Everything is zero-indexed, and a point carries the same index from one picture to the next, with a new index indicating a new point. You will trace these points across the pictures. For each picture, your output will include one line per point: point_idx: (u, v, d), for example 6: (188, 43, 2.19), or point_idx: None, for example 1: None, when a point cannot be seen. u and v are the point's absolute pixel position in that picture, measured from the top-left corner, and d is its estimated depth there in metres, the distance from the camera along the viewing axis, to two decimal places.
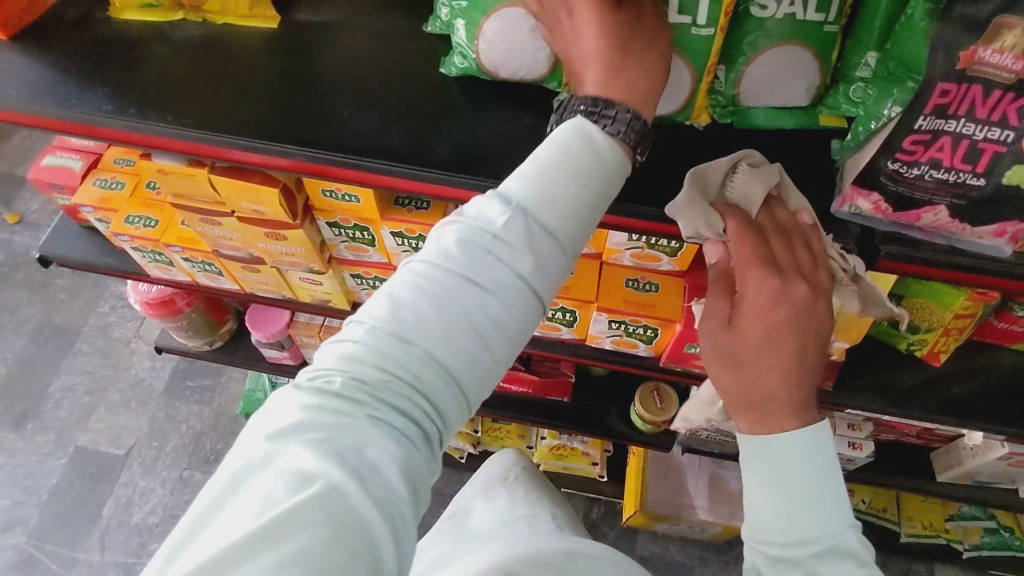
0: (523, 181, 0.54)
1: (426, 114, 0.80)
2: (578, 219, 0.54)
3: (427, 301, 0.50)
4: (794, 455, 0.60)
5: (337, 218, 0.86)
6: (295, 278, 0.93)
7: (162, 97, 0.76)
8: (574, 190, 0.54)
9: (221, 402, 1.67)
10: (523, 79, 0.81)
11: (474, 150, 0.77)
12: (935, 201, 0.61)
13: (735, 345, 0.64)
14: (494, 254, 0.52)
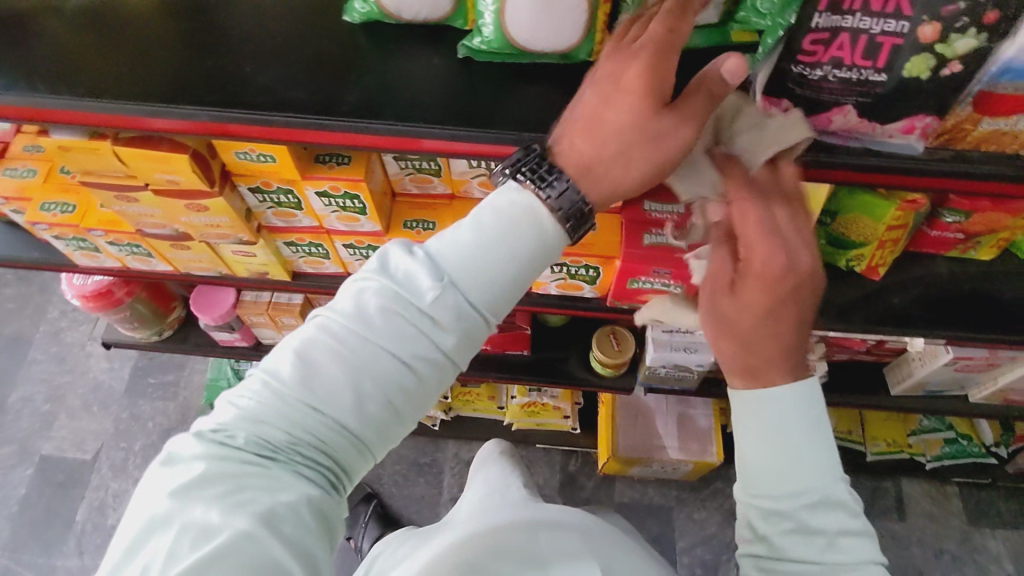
0: (444, 249, 0.55)
1: (333, 62, 0.68)
2: (480, 268, 0.54)
3: (325, 357, 0.53)
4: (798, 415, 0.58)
5: (258, 181, 0.79)
6: (228, 251, 0.92)
7: (52, 68, 0.69)
8: (500, 255, 0.55)
9: (185, 395, 1.82)
10: (428, 21, 0.70)
11: (386, 96, 0.66)
12: (843, 100, 0.60)
13: (734, 311, 0.60)
14: (394, 310, 0.53)
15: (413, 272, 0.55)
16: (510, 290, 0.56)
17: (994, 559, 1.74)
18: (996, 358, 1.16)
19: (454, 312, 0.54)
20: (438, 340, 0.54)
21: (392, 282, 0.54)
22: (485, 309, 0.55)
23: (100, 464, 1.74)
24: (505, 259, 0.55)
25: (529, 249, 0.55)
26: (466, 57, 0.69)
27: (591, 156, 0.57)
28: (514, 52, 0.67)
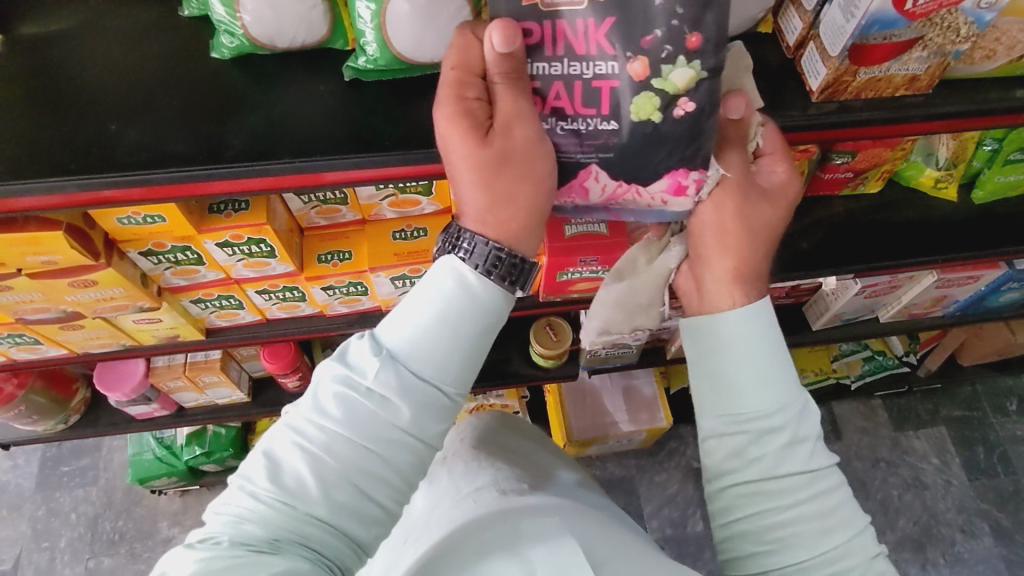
0: (390, 328, 0.57)
1: (209, 106, 0.63)
2: (426, 344, 0.56)
3: (292, 451, 0.53)
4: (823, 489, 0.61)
5: (149, 244, 0.72)
6: (128, 322, 0.84)
7: None
8: (442, 328, 0.56)
9: (108, 477, 1.68)
10: (306, 46, 0.65)
11: (275, 133, 0.62)
12: (585, 163, 0.61)
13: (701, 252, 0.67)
14: (355, 395, 0.54)
15: (358, 355, 0.56)
16: (461, 357, 0.57)
17: (923, 456, 1.90)
18: (897, 279, 1.26)
19: (409, 390, 0.55)
20: (404, 415, 0.55)
21: (343, 368, 0.56)
22: (441, 380, 0.56)
23: (23, 571, 1.57)
24: (446, 330, 0.56)
25: (468, 317, 0.56)
26: (353, 79, 0.66)
27: (490, 199, 0.58)
28: (404, 67, 0.64)
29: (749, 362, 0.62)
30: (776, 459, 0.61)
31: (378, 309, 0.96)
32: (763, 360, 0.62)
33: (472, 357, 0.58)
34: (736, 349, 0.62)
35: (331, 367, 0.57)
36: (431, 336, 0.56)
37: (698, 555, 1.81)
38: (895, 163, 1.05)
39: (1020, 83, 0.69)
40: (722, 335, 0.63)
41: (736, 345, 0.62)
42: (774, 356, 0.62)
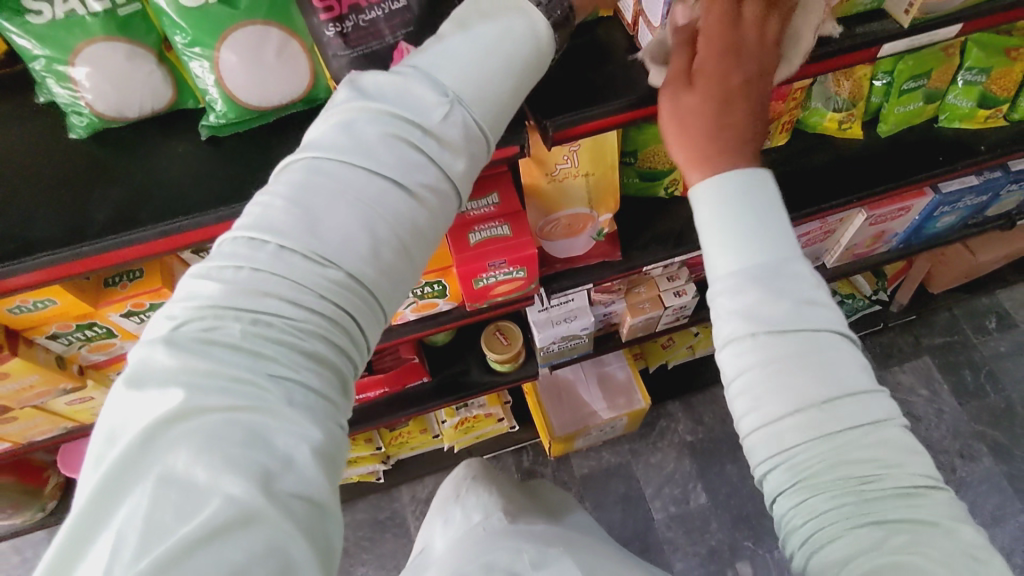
0: (440, 75, 0.52)
1: (73, 187, 0.65)
2: (477, 92, 0.52)
3: (319, 200, 0.46)
4: (860, 396, 0.50)
5: (53, 327, 0.74)
6: (61, 404, 0.85)
7: None
8: (498, 80, 0.54)
9: None
10: (157, 112, 0.67)
11: (139, 201, 0.64)
12: (395, 42, 0.61)
13: (690, 101, 0.58)
14: (359, 151, 0.47)
15: (401, 95, 0.50)
16: (502, 107, 0.54)
17: (910, 389, 1.91)
18: (828, 224, 1.28)
19: (461, 129, 0.51)
20: (442, 166, 0.50)
21: (383, 109, 0.50)
22: (486, 125, 0.53)
23: None
24: (481, 76, 0.53)
25: (511, 79, 0.54)
26: (211, 137, 0.67)
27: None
28: (254, 115, 0.66)
29: (722, 235, 0.53)
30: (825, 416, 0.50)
31: None
32: (737, 215, 0.53)
33: (507, 121, 0.56)
34: (726, 220, 0.53)
35: (325, 125, 0.49)
36: (487, 80, 0.53)
37: (705, 527, 1.84)
38: (792, 113, 1.06)
39: (858, 21, 0.71)
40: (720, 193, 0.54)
41: (718, 258, 0.54)
42: (774, 209, 0.53)
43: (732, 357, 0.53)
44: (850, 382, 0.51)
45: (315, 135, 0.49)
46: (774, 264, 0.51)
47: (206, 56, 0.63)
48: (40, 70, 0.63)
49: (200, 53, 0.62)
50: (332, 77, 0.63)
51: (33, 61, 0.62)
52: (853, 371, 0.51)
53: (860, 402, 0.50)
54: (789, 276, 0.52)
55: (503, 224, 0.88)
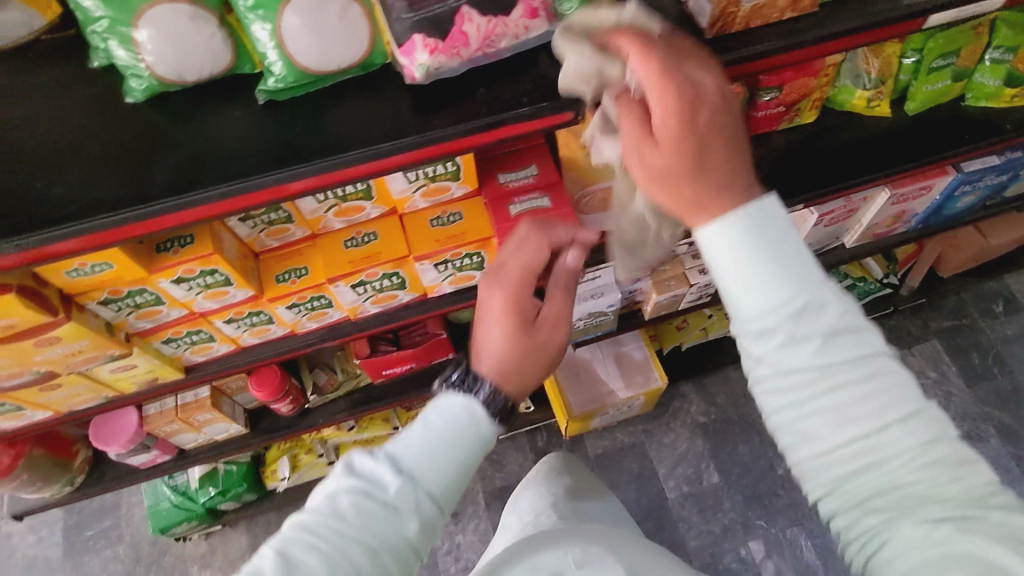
0: (410, 447, 0.61)
1: (129, 151, 0.66)
2: (441, 466, 0.61)
3: (301, 549, 0.55)
4: (893, 391, 0.54)
5: (105, 292, 0.75)
6: (105, 372, 0.86)
7: None
8: (453, 460, 0.62)
9: (130, 533, 1.91)
10: (215, 76, 0.68)
11: (197, 165, 0.65)
12: (457, 6, 0.62)
13: (667, 158, 0.55)
14: (338, 520, 0.56)
15: (377, 468, 0.60)
16: (453, 483, 0.62)
17: (919, 372, 1.93)
18: (851, 203, 1.29)
19: (415, 502, 0.59)
20: (402, 528, 0.58)
21: (360, 478, 0.59)
22: (441, 497, 0.61)
23: None
24: (442, 454, 0.61)
25: (465, 453, 0.63)
26: (269, 100, 0.68)
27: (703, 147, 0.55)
28: (313, 79, 0.67)
29: (742, 284, 0.54)
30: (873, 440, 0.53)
31: (348, 318, 0.99)
32: (749, 267, 0.53)
33: (462, 487, 0.64)
34: (736, 266, 0.54)
35: (320, 492, 0.60)
36: (446, 457, 0.61)
37: (718, 506, 1.87)
38: (823, 90, 1.07)
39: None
40: (728, 247, 0.54)
41: (748, 306, 0.54)
42: (786, 246, 0.54)
43: (765, 382, 0.56)
44: (877, 375, 0.54)
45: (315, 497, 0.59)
46: (800, 299, 0.53)
47: (268, 18, 0.63)
48: (103, 32, 0.63)
49: (262, 16, 0.63)
50: (393, 39, 0.64)
51: (96, 23, 0.63)
52: (884, 365, 0.55)
53: (889, 393, 0.54)
54: (817, 303, 0.54)
55: (543, 195, 0.88)
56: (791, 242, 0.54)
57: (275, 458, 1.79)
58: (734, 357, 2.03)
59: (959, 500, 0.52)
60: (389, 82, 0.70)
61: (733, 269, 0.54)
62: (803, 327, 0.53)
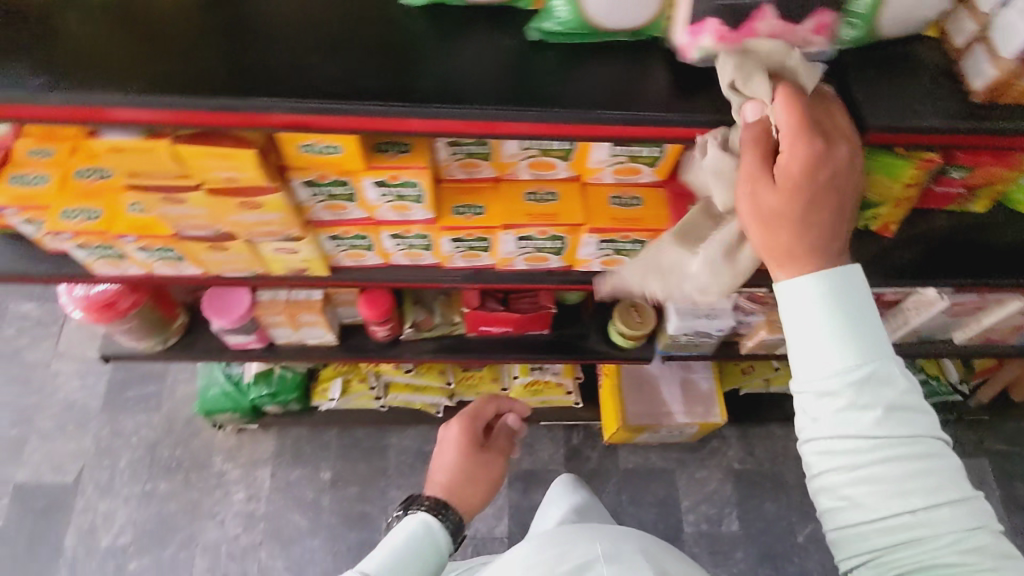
0: (378, 560, 1.01)
1: (399, 50, 0.68)
2: (406, 570, 1.02)
3: None
4: (946, 476, 0.65)
5: (314, 175, 0.77)
6: (269, 249, 0.89)
7: (100, 62, 0.64)
8: (417, 559, 1.04)
9: (168, 407, 1.96)
10: (495, 1, 0.71)
11: (461, 81, 0.67)
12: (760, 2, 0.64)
13: (777, 204, 0.64)
14: None
15: None
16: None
17: None
18: (982, 301, 1.28)
19: None
20: None
21: None
22: None
23: (84, 485, 1.86)
24: (400, 566, 1.02)
25: (430, 544, 1.09)
26: (537, 40, 0.71)
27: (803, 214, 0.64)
28: (588, 31, 0.69)
29: (819, 345, 0.64)
30: (911, 509, 0.65)
31: (494, 267, 1.00)
32: (826, 326, 0.64)
33: None
34: (818, 329, 0.64)
35: None
36: (406, 564, 1.03)
37: (731, 553, 1.87)
38: (1007, 185, 1.06)
39: None
40: (812, 302, 0.64)
41: (816, 365, 0.65)
42: (863, 318, 0.64)
43: (820, 443, 0.67)
44: (928, 456, 0.65)
45: None
46: (869, 367, 0.64)
47: None
48: None
49: None
50: (680, 16, 0.66)
51: None
52: (931, 445, 0.66)
53: (938, 476, 0.65)
54: (883, 378, 0.64)
55: None
56: (869, 307, 0.65)
57: (328, 377, 1.83)
58: (786, 416, 2.02)
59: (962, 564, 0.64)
60: (652, 54, 0.71)
61: (804, 322, 0.65)
62: (865, 395, 0.64)
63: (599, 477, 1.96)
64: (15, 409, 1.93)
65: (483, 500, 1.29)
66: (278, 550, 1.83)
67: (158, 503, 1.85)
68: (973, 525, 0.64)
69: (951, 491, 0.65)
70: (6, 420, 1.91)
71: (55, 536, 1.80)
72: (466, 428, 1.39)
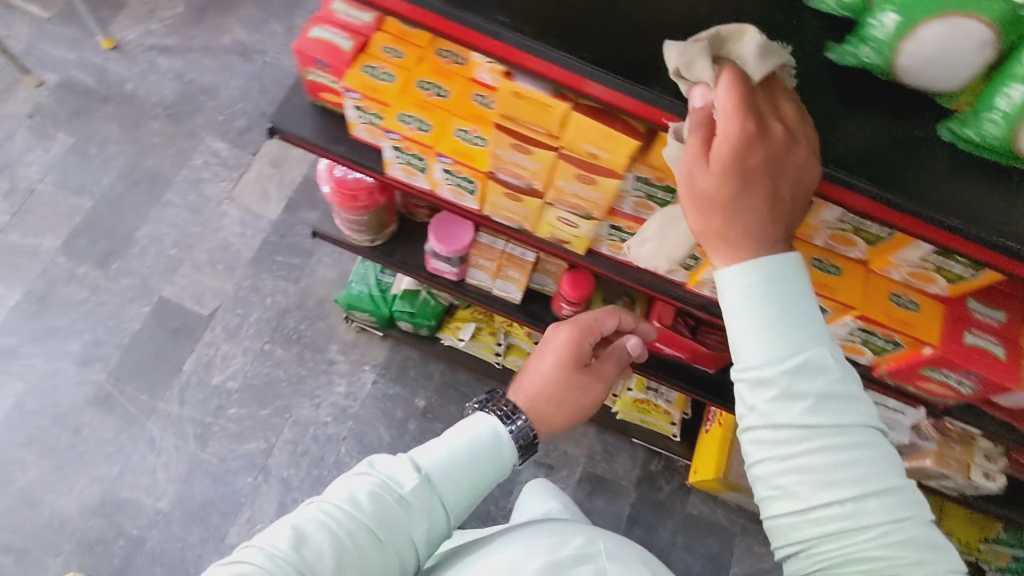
0: (431, 461, 0.88)
1: (812, 102, 0.75)
2: (461, 478, 0.89)
3: (335, 513, 0.79)
4: (884, 469, 0.65)
5: (653, 175, 0.85)
6: (553, 216, 0.97)
7: (561, 21, 0.74)
8: (477, 470, 0.91)
9: (307, 282, 2.06)
10: (924, 87, 0.74)
11: (859, 153, 0.73)
12: None
13: (715, 186, 0.64)
14: (365, 506, 0.81)
15: (398, 474, 0.86)
16: (469, 485, 0.89)
17: None
18: None
19: (425, 497, 0.85)
20: (416, 525, 0.83)
21: (384, 476, 0.85)
22: (449, 503, 0.87)
23: (215, 323, 1.99)
24: (454, 471, 0.89)
25: (498, 452, 0.94)
26: (943, 138, 0.75)
27: (757, 202, 0.64)
28: (1003, 152, 0.72)
29: (755, 330, 0.66)
30: (839, 499, 0.65)
31: None
32: (763, 312, 0.65)
33: (468, 499, 0.89)
34: (735, 315, 0.67)
35: (360, 480, 0.84)
36: (465, 470, 0.89)
37: None
38: None
39: None
40: (750, 293, 0.66)
41: (751, 349, 0.66)
42: (800, 312, 0.66)
43: (753, 430, 0.68)
44: (861, 445, 0.65)
45: (356, 481, 0.84)
46: (802, 356, 0.65)
47: None
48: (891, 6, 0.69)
49: None
50: None
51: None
52: (871, 438, 0.66)
53: (869, 466, 0.65)
54: (818, 367, 0.65)
55: (999, 345, 0.89)
56: (806, 297, 0.66)
57: (463, 317, 1.89)
58: None
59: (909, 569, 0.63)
60: None
61: (744, 310, 0.66)
62: (799, 382, 0.65)
63: (663, 511, 1.98)
64: (179, 232, 2.06)
65: (568, 422, 1.09)
66: (357, 451, 1.92)
67: (272, 364, 1.97)
68: (906, 515, 0.64)
69: (885, 482, 0.65)
70: (169, 239, 2.05)
71: (176, 357, 1.94)
72: (575, 338, 1.13)
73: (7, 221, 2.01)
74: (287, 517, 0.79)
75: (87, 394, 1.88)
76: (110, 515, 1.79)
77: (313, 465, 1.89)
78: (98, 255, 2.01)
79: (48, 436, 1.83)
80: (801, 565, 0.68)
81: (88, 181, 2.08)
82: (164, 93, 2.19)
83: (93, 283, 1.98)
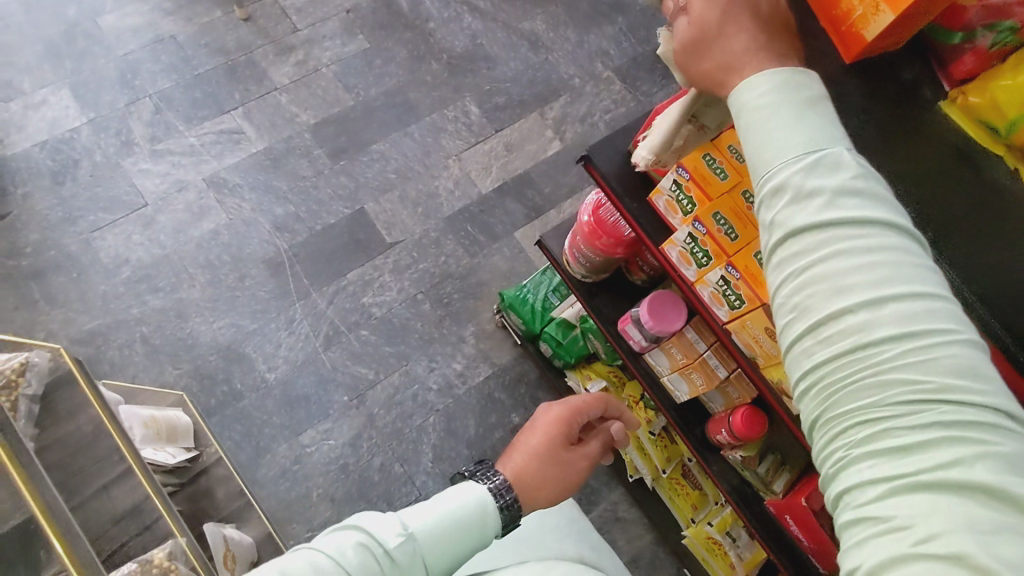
0: (417, 521, 0.91)
1: None
2: (444, 542, 0.91)
3: (316, 563, 0.81)
4: (912, 283, 0.60)
5: None
6: None
7: (955, 247, 0.86)
8: (458, 539, 0.93)
9: (480, 261, 2.15)
10: None
11: None
12: None
13: (699, 29, 0.73)
14: (348, 560, 0.83)
15: (385, 530, 0.88)
16: (450, 551, 0.92)
17: None
18: None
19: (407, 556, 0.87)
20: None
21: (370, 532, 0.86)
22: (429, 566, 0.89)
23: (391, 253, 2.12)
24: (438, 534, 0.91)
25: (482, 521, 0.96)
26: None
27: (722, 29, 0.72)
28: None
29: (760, 142, 0.68)
30: (863, 322, 0.60)
31: None
32: (775, 118, 0.67)
33: (447, 564, 0.92)
34: (748, 130, 0.69)
35: (344, 533, 0.87)
36: (448, 536, 0.92)
37: None
38: None
39: None
40: (747, 110, 0.69)
41: (763, 156, 0.68)
42: (803, 114, 0.67)
43: (774, 240, 0.67)
44: (882, 249, 0.61)
45: (338, 535, 0.86)
46: (814, 154, 0.65)
47: None
48: None
49: None
50: None
51: None
52: (897, 246, 0.62)
53: (893, 269, 0.60)
54: (832, 163, 0.65)
55: None
56: (818, 108, 0.68)
57: (598, 371, 1.88)
58: None
59: (955, 428, 0.55)
60: None
61: (746, 129, 0.69)
62: (813, 181, 0.64)
63: None
64: (404, 163, 2.23)
65: (550, 502, 1.13)
66: (441, 428, 1.96)
67: (416, 313, 2.06)
68: (939, 329, 0.58)
69: (914, 292, 0.59)
70: (393, 165, 2.22)
71: (347, 263, 2.09)
72: (565, 419, 1.19)
73: (287, 84, 2.27)
74: (268, 564, 0.81)
75: (267, 255, 2.07)
76: (229, 361, 1.94)
77: (400, 418, 1.95)
78: (334, 148, 2.21)
79: (221, 270, 2.03)
80: (820, 409, 0.62)
81: (360, 86, 2.30)
82: (454, 44, 2.40)
83: (320, 168, 2.18)
